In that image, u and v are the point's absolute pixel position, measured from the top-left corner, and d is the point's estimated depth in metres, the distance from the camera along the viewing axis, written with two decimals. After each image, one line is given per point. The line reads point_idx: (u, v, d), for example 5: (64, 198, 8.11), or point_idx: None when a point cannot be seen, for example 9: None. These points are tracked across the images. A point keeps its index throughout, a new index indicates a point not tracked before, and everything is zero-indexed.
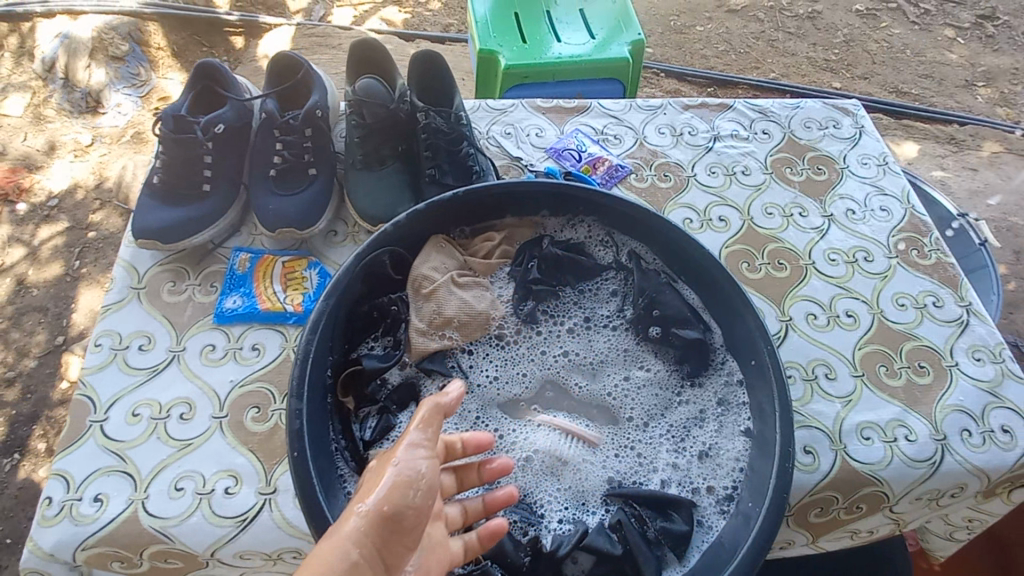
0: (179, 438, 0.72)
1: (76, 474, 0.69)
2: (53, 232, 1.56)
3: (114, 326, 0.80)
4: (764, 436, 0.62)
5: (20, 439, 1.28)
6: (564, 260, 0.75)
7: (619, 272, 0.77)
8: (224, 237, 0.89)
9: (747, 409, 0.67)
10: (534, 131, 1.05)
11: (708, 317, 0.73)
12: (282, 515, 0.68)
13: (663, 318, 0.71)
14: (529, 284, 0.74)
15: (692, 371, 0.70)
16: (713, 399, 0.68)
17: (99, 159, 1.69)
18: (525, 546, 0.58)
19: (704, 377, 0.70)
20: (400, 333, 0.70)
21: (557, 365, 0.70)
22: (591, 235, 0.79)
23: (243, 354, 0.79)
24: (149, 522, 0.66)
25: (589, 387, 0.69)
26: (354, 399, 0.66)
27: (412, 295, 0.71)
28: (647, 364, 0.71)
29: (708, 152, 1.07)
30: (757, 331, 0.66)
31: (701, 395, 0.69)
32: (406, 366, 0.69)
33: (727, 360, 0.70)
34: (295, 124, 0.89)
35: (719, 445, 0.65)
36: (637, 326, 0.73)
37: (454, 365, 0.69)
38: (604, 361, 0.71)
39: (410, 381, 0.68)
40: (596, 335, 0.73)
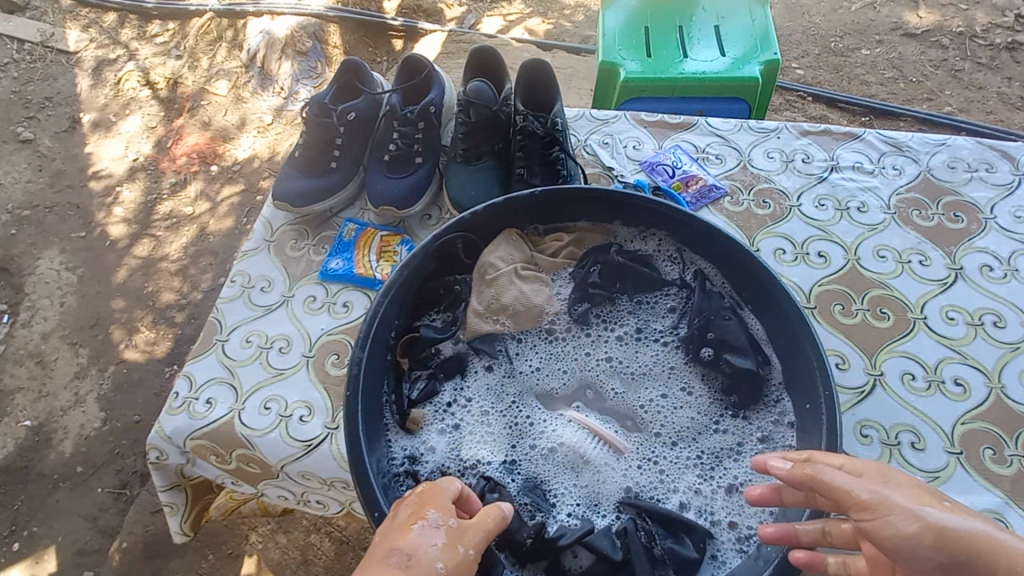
0: (275, 367, 0.86)
1: (197, 377, 0.86)
2: (232, 192, 1.91)
3: (246, 268, 0.97)
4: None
5: (181, 354, 1.61)
6: (627, 270, 0.77)
7: (683, 289, 0.76)
8: (341, 208, 1.03)
9: (793, 454, 0.63)
10: (633, 143, 1.06)
11: (770, 351, 0.70)
12: (338, 449, 0.78)
13: (718, 341, 0.69)
14: (588, 287, 0.77)
15: (739, 401, 0.67)
16: (757, 435, 0.65)
17: (275, 136, 2.02)
18: (530, 529, 0.60)
19: (752, 411, 0.67)
20: (459, 311, 0.77)
21: (598, 368, 0.72)
22: (661, 250, 0.79)
23: (336, 308, 0.92)
24: (241, 429, 0.81)
25: (627, 395, 0.70)
26: (410, 361, 0.73)
27: (478, 278, 0.77)
28: (692, 385, 0.70)
29: (820, 182, 0.99)
30: (818, 373, 0.63)
31: (745, 428, 0.66)
32: (461, 341, 0.75)
33: (782, 399, 0.67)
34: (411, 117, 1.01)
35: (753, 483, 0.62)
36: (689, 345, 0.71)
37: (503, 348, 0.74)
38: (647, 372, 0.71)
39: (460, 354, 0.74)
40: (644, 347, 0.73)
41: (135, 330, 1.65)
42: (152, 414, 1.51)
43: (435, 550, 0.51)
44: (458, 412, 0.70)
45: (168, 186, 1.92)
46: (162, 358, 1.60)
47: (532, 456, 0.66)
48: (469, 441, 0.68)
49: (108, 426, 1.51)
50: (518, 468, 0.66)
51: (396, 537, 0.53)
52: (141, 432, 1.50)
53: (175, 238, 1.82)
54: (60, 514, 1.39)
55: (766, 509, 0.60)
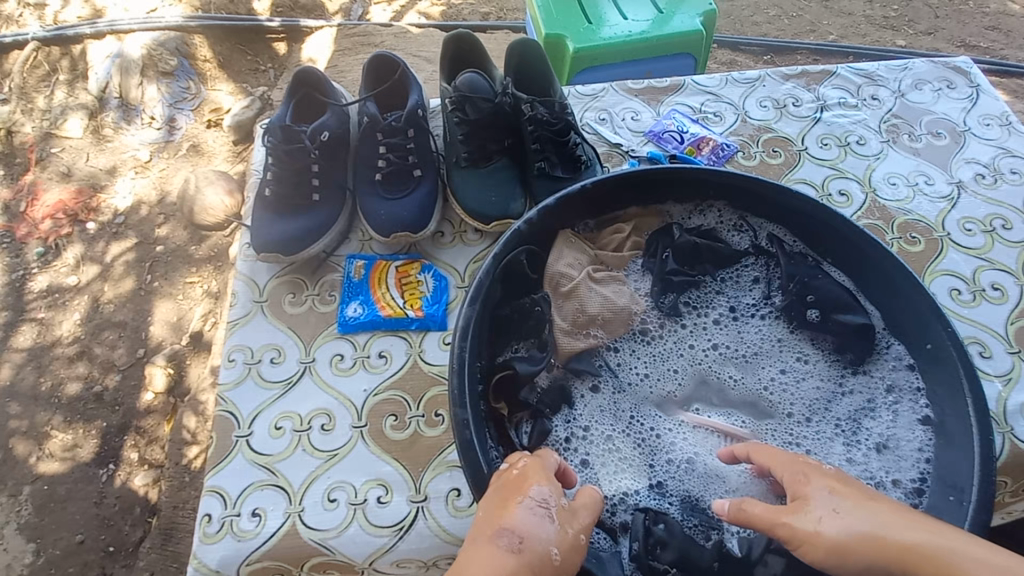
0: (324, 449, 0.72)
1: (230, 489, 0.70)
2: (124, 247, 1.60)
3: (243, 341, 0.80)
4: (955, 428, 0.59)
5: (113, 450, 1.33)
6: (703, 249, 0.73)
7: (759, 257, 0.74)
8: (335, 245, 0.88)
9: (925, 396, 0.63)
10: (630, 114, 1.01)
11: (865, 299, 0.69)
12: (438, 523, 0.68)
13: (816, 305, 0.69)
14: (669, 277, 0.73)
15: (853, 359, 0.68)
16: (883, 388, 0.66)
17: (159, 174, 1.72)
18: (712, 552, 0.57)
19: (867, 364, 0.67)
20: (544, 334, 0.69)
21: (707, 360, 0.70)
22: (725, 219, 0.75)
23: (372, 361, 0.79)
24: (309, 535, 0.67)
25: (744, 381, 0.69)
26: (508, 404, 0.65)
27: (554, 293, 0.71)
28: (800, 353, 0.70)
29: (817, 123, 1.00)
30: (931, 313, 0.62)
31: (869, 382, 0.67)
32: (553, 367, 0.68)
33: (892, 344, 0.67)
34: (397, 126, 0.87)
35: (898, 435, 0.63)
36: (785, 315, 0.71)
37: (602, 365, 0.69)
38: (754, 353, 0.70)
39: (559, 384, 0.67)
40: (744, 326, 0.72)
41: (46, 436, 1.34)
42: (95, 530, 1.25)
43: (550, 533, 0.48)
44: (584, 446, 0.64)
45: (37, 257, 1.58)
46: (89, 461, 1.31)
47: (677, 472, 0.63)
48: (609, 473, 0.62)
49: (41, 559, 1.22)
50: (669, 487, 0.62)
51: (503, 510, 0.48)
52: (87, 553, 1.23)
53: (65, 316, 1.49)
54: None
55: (923, 457, 0.60)
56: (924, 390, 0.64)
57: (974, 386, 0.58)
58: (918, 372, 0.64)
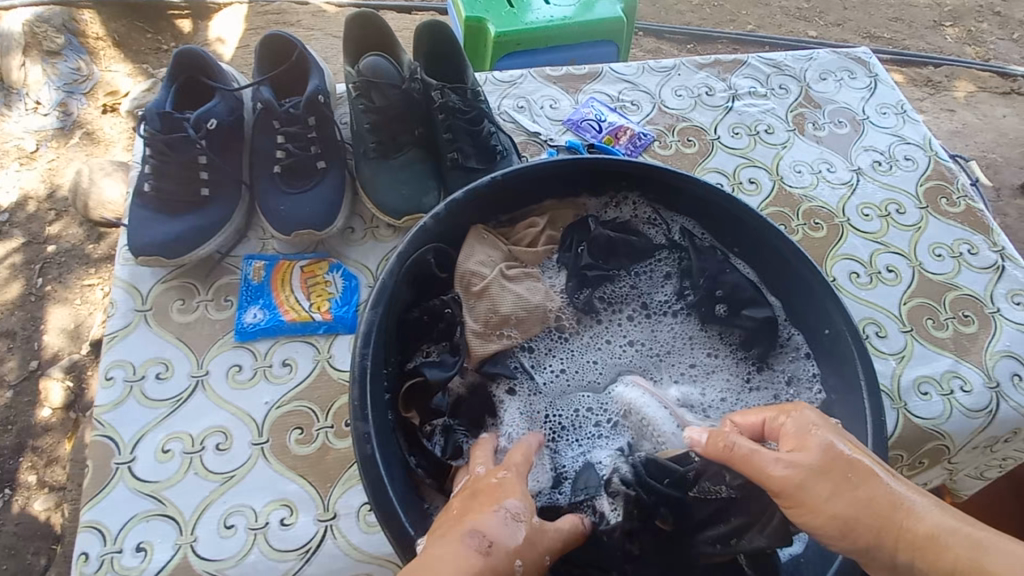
0: (220, 472, 0.66)
1: (110, 524, 0.62)
2: (8, 249, 1.41)
3: (124, 356, 0.72)
4: (849, 414, 0.61)
5: (7, 474, 1.19)
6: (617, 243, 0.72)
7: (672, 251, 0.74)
8: (231, 245, 0.80)
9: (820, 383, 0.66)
10: (548, 102, 0.98)
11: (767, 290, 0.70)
12: (348, 541, 0.63)
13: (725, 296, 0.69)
14: (585, 273, 0.71)
15: (760, 351, 0.68)
16: (785, 383, 0.67)
17: (48, 165, 1.52)
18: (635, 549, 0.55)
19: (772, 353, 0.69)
20: (456, 337, 0.67)
21: (622, 357, 0.70)
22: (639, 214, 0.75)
23: (275, 371, 0.73)
24: (203, 567, 0.61)
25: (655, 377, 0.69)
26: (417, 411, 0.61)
27: (464, 293, 0.67)
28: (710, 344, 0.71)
29: (729, 112, 1.02)
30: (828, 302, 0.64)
31: (772, 377, 0.68)
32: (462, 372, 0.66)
33: (792, 335, 0.69)
34: (296, 113, 0.80)
35: None
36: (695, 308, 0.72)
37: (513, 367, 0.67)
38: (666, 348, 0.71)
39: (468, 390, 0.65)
40: (658, 324, 0.72)
41: None
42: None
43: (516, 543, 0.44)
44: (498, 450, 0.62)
45: None
46: None
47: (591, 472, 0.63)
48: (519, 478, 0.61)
49: None
50: (566, 478, 0.63)
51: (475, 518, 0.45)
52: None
53: None
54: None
55: None
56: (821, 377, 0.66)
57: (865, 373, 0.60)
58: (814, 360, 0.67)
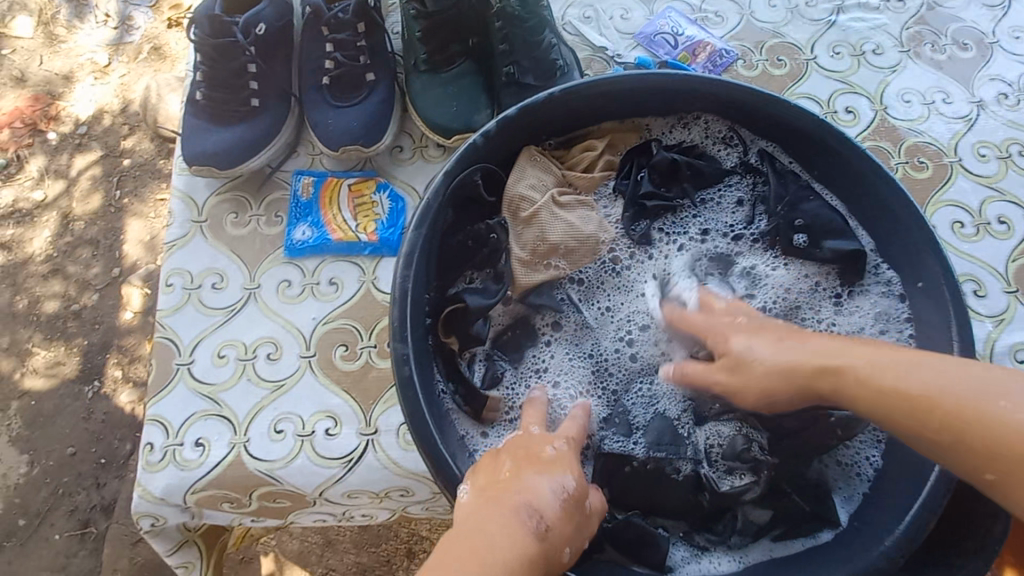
0: (270, 380, 0.69)
1: (173, 419, 0.67)
2: (89, 160, 1.48)
3: (182, 265, 0.74)
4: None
5: (97, 367, 1.31)
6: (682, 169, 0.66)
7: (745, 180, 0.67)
8: (281, 159, 0.79)
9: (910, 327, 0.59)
10: (619, 12, 0.88)
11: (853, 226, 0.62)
12: (388, 456, 0.65)
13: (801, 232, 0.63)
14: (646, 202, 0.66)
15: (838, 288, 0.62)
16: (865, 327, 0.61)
17: (120, 80, 1.54)
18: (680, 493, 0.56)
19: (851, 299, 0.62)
20: (501, 264, 0.63)
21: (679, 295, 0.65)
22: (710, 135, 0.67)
23: (321, 289, 0.73)
24: (256, 465, 0.65)
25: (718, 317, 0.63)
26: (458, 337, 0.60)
27: (513, 220, 0.64)
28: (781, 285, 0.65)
29: (831, 28, 0.88)
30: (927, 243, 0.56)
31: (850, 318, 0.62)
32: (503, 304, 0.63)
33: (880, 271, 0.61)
34: (346, 19, 0.76)
35: None
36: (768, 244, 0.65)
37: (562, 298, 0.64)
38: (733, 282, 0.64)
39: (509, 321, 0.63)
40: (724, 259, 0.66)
41: (27, 354, 1.31)
42: (86, 444, 1.26)
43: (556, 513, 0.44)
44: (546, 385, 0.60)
45: None
46: (74, 377, 1.30)
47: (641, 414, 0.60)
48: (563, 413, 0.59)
49: (36, 470, 1.24)
50: (638, 428, 0.59)
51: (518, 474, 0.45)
52: (80, 465, 1.25)
53: (35, 233, 1.41)
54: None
55: None
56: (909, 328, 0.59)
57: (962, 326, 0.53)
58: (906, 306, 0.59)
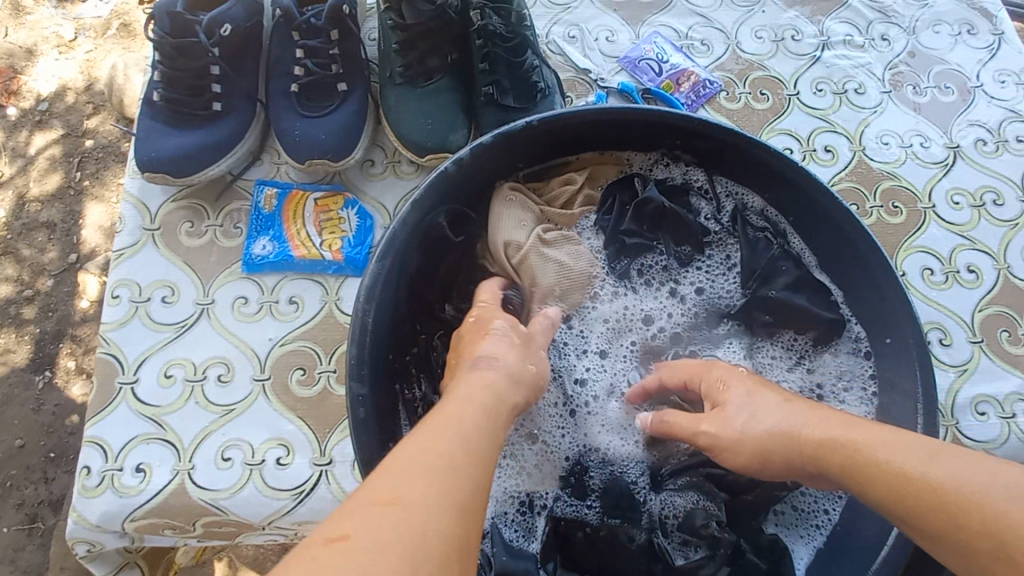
0: (220, 404, 0.65)
1: (112, 442, 0.63)
2: (49, 139, 1.40)
3: (130, 276, 0.70)
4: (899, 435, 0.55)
5: (49, 357, 1.24)
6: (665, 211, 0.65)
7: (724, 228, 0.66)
8: (243, 167, 0.75)
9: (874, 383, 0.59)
10: (604, 33, 0.86)
11: (826, 281, 0.62)
12: (341, 488, 0.63)
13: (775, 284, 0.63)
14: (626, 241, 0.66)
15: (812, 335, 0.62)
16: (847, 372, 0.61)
17: (86, 55, 1.46)
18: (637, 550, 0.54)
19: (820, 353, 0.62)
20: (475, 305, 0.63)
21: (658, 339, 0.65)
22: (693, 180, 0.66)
23: (281, 308, 0.70)
24: (199, 495, 0.62)
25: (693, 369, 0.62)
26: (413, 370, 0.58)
27: (506, 265, 0.63)
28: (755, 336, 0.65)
29: (815, 64, 0.88)
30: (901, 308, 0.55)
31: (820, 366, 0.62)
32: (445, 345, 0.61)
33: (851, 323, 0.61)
34: (318, 24, 0.72)
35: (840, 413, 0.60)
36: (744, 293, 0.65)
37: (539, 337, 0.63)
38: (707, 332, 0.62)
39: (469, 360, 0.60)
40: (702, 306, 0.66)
41: None
42: (36, 436, 1.20)
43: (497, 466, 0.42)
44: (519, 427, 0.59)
45: None
46: (24, 367, 1.23)
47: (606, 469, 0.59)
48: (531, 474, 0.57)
49: None
50: (596, 488, 0.58)
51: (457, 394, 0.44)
52: (28, 458, 1.19)
53: None
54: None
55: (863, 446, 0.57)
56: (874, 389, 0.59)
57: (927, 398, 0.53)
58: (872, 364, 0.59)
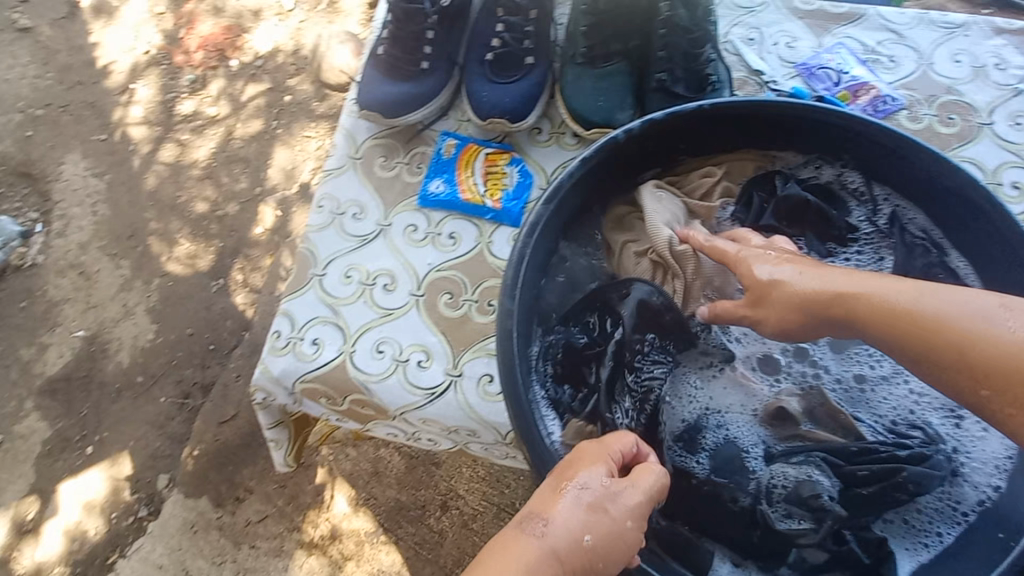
0: (382, 306, 0.78)
1: (299, 316, 0.78)
2: (258, 90, 1.70)
3: (333, 191, 0.85)
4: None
5: (224, 268, 1.51)
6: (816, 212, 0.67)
7: (876, 236, 0.66)
8: (433, 119, 0.88)
9: None
10: (785, 40, 0.86)
11: None
12: (466, 398, 0.72)
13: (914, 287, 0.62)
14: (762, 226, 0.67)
15: None
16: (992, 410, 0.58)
17: (297, 24, 1.75)
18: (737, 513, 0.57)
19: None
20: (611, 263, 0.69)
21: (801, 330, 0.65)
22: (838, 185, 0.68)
23: (442, 240, 0.81)
24: (355, 374, 0.74)
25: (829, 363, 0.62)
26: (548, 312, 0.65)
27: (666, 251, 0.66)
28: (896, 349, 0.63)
29: (1018, 95, 0.81)
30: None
31: None
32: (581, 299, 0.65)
33: None
34: (521, 5, 0.83)
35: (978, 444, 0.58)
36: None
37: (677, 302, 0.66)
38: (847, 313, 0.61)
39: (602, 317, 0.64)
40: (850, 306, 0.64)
41: (174, 242, 1.54)
42: (202, 330, 1.44)
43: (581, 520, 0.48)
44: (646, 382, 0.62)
45: (187, 83, 1.72)
46: (205, 271, 1.51)
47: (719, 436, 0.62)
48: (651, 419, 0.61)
49: (157, 339, 1.43)
50: (705, 449, 0.61)
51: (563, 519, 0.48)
52: (193, 344, 1.43)
53: (201, 142, 1.65)
54: (126, 423, 1.36)
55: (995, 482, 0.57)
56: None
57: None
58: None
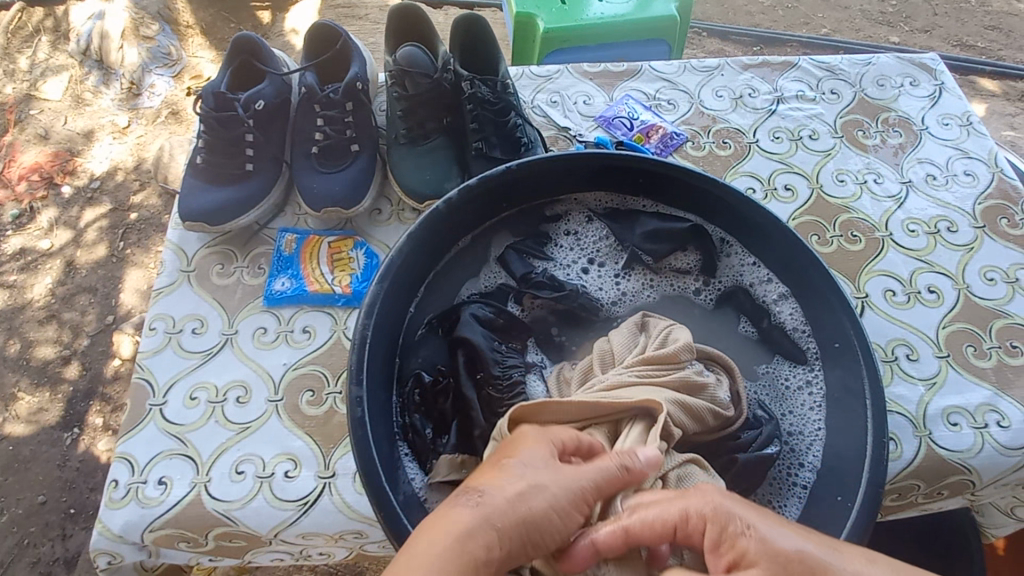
0: (237, 422, 0.72)
1: (139, 456, 0.70)
2: (98, 214, 1.57)
3: (166, 310, 0.79)
4: (850, 408, 0.62)
5: (78, 415, 1.33)
6: (526, 259, 0.73)
7: (614, 228, 0.75)
8: (269, 217, 0.87)
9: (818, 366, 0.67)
10: (582, 98, 0.99)
11: (772, 276, 0.71)
12: (342, 499, 0.68)
13: (661, 249, 0.73)
14: (528, 285, 0.71)
15: (741, 288, 0.72)
16: (801, 320, 0.69)
17: (137, 140, 1.67)
18: None
19: (728, 273, 0.73)
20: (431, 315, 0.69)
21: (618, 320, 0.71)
22: (544, 220, 0.76)
23: (295, 337, 0.78)
24: (213, 505, 0.67)
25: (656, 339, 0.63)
26: (407, 367, 0.66)
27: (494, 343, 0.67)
28: (672, 296, 0.73)
29: (771, 115, 0.98)
30: (795, 248, 0.68)
31: (765, 321, 0.70)
32: (439, 333, 0.68)
33: (786, 305, 0.70)
34: (336, 98, 0.86)
35: (785, 343, 0.69)
36: (651, 268, 0.74)
37: (523, 302, 0.71)
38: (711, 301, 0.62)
39: (453, 346, 0.67)
40: (631, 294, 0.73)
41: (12, 399, 1.33)
42: (57, 493, 1.25)
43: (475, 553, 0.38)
44: (517, 392, 0.63)
45: (12, 219, 1.55)
46: (55, 424, 1.31)
47: None
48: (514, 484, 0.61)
49: (3, 517, 1.22)
50: None
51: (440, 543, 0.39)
52: (48, 515, 1.23)
53: (37, 279, 1.48)
54: None
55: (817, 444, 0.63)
56: (791, 294, 0.70)
57: (833, 293, 0.65)
58: (765, 266, 0.72)
